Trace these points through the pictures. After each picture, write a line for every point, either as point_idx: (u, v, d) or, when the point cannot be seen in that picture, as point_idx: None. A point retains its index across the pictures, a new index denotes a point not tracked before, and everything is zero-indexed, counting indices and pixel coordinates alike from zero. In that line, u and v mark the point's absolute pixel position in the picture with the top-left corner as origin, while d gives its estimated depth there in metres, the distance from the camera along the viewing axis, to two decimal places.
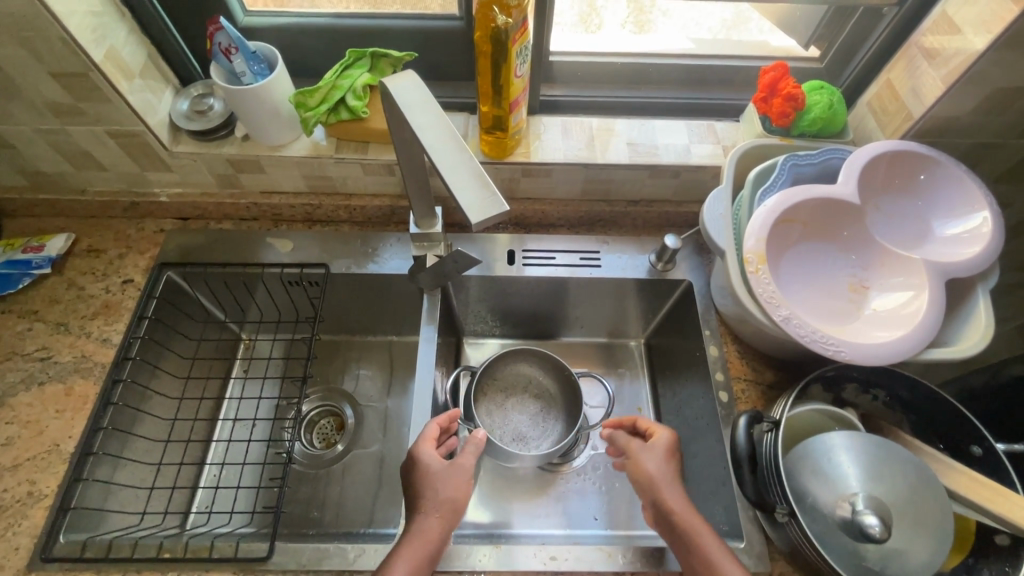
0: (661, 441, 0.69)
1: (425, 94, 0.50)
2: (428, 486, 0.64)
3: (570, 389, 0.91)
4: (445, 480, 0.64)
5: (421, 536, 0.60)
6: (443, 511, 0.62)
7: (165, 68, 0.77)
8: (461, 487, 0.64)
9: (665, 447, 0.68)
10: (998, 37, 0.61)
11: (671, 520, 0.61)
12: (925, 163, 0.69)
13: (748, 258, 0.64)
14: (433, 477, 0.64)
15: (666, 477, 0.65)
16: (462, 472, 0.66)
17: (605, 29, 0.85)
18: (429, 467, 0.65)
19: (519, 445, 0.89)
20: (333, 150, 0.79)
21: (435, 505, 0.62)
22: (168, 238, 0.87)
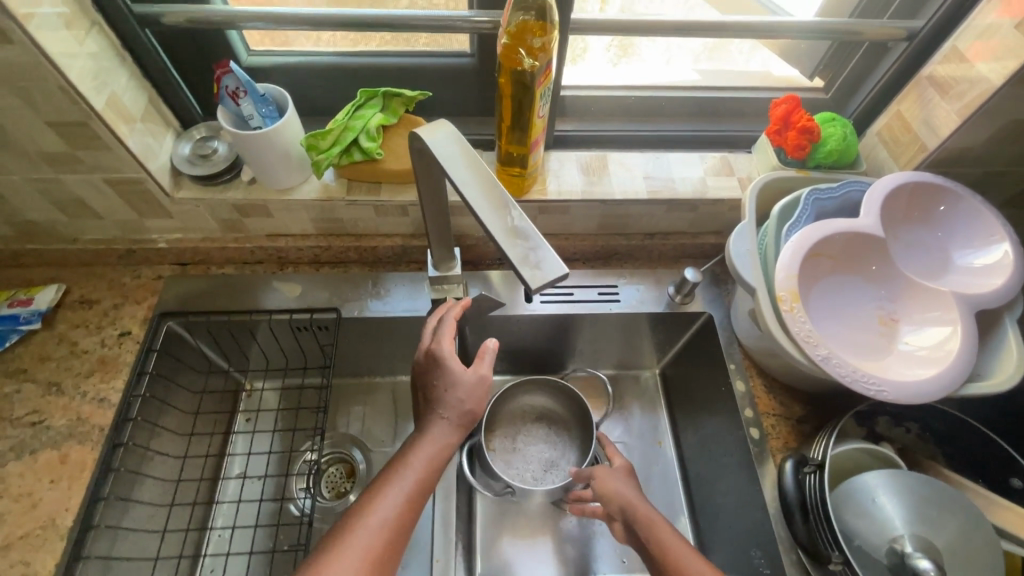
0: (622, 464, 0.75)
1: (464, 146, 0.47)
2: (444, 393, 0.61)
3: (572, 402, 0.88)
4: (467, 389, 0.61)
5: (435, 442, 0.59)
6: (458, 416, 0.61)
7: (166, 112, 0.74)
8: (480, 403, 0.62)
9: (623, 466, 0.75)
10: (1014, 73, 0.62)
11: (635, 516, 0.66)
12: (943, 195, 0.70)
13: (781, 296, 0.63)
14: (458, 384, 0.61)
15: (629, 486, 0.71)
16: (483, 385, 0.62)
17: (590, 54, 0.85)
18: (450, 369, 0.61)
19: (555, 473, 0.86)
20: (344, 192, 0.77)
21: (454, 412, 0.61)
22: (167, 286, 0.83)
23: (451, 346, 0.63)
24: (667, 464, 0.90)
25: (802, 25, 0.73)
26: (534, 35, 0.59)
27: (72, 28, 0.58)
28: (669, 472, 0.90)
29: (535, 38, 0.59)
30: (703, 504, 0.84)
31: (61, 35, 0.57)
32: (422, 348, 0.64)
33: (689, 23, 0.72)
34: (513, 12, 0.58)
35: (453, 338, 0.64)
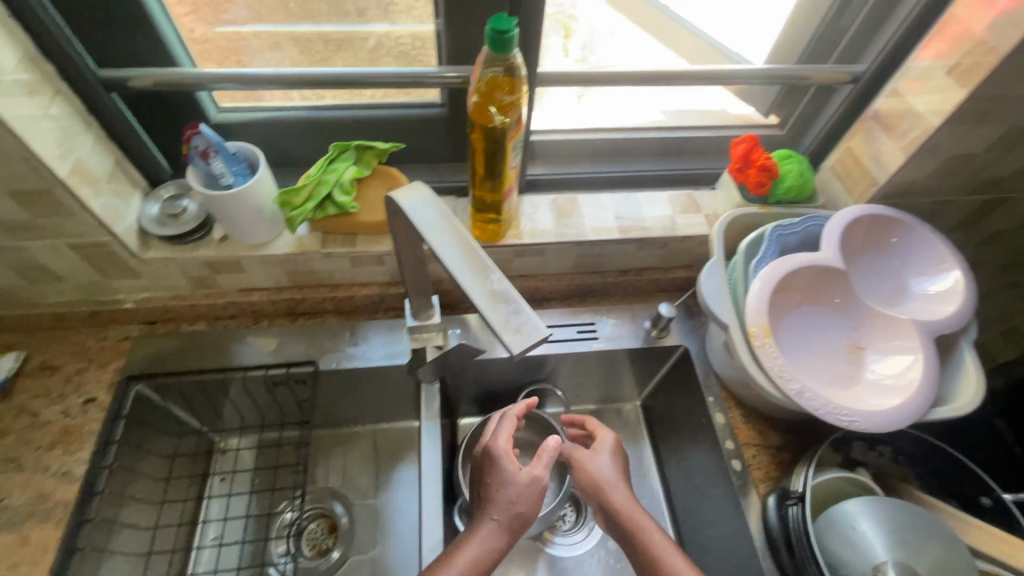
0: (605, 443, 0.75)
1: (439, 209, 0.48)
2: (497, 494, 0.61)
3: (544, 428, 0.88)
4: (520, 491, 0.60)
5: (483, 544, 0.58)
6: (509, 519, 0.60)
7: (134, 172, 0.73)
8: (532, 502, 0.61)
9: (609, 449, 0.74)
10: (950, 115, 0.67)
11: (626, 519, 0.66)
12: (896, 226, 0.74)
13: (753, 332, 0.65)
14: (510, 483, 0.61)
15: (615, 479, 0.70)
16: (537, 489, 0.61)
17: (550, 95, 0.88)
18: (505, 471, 0.62)
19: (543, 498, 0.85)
20: (319, 245, 0.76)
21: (505, 513, 0.60)
22: (135, 346, 0.80)
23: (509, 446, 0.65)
24: (653, 496, 0.90)
25: (753, 72, 0.78)
26: (503, 93, 0.60)
27: (35, 97, 0.58)
28: (654, 504, 0.89)
29: (504, 96, 0.61)
30: (692, 536, 0.84)
31: (23, 105, 0.56)
32: (483, 443, 0.66)
33: (649, 72, 0.76)
34: (482, 71, 0.59)
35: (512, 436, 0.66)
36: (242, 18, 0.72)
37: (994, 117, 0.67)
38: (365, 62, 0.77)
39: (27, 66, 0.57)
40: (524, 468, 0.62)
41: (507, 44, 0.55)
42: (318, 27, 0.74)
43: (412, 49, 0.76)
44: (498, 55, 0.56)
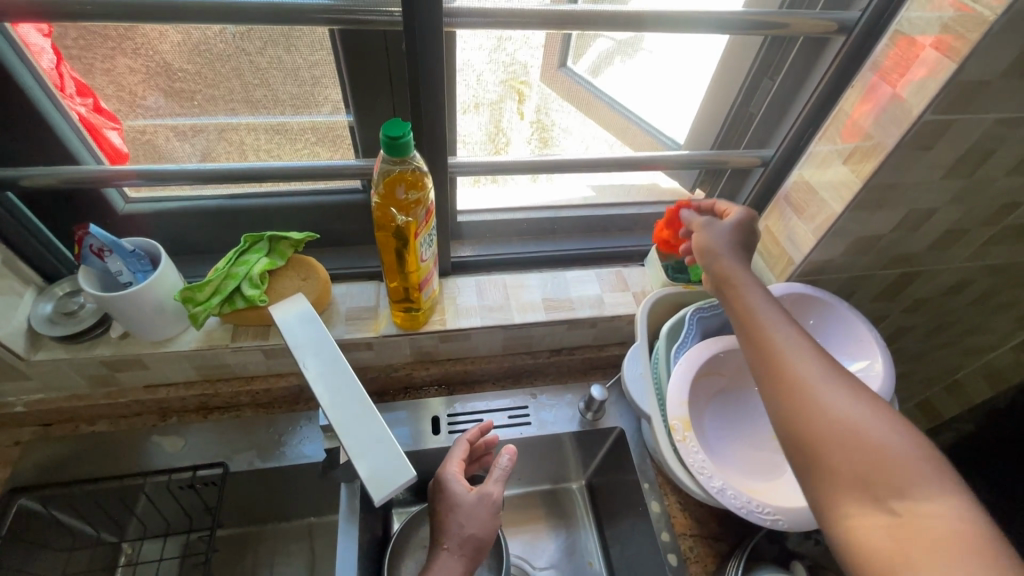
0: (736, 217, 0.63)
1: (316, 327, 0.45)
2: (452, 519, 0.64)
3: None
4: (468, 511, 0.64)
5: (443, 574, 0.60)
6: (464, 545, 0.62)
7: (27, 270, 0.69)
8: (482, 525, 0.63)
9: (737, 222, 0.63)
10: (850, 202, 0.69)
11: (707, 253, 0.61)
12: (813, 308, 0.75)
13: (673, 424, 0.63)
14: (458, 507, 0.64)
15: (738, 252, 0.60)
16: (486, 505, 0.64)
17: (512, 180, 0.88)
18: (455, 496, 0.65)
19: None
20: (229, 339, 0.73)
21: (456, 542, 0.62)
22: (23, 454, 0.74)
23: (459, 470, 0.68)
24: None
25: (669, 157, 0.80)
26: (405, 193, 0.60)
27: None
28: None
29: (403, 193, 0.60)
30: None
31: None
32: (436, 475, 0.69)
33: (569, 160, 0.77)
34: (381, 171, 0.59)
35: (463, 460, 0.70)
36: (169, 107, 0.69)
37: (891, 203, 0.70)
38: (277, 159, 0.76)
39: None
40: (471, 489, 0.66)
41: (400, 149, 0.54)
42: (286, 117, 0.72)
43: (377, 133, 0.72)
44: (391, 158, 0.55)
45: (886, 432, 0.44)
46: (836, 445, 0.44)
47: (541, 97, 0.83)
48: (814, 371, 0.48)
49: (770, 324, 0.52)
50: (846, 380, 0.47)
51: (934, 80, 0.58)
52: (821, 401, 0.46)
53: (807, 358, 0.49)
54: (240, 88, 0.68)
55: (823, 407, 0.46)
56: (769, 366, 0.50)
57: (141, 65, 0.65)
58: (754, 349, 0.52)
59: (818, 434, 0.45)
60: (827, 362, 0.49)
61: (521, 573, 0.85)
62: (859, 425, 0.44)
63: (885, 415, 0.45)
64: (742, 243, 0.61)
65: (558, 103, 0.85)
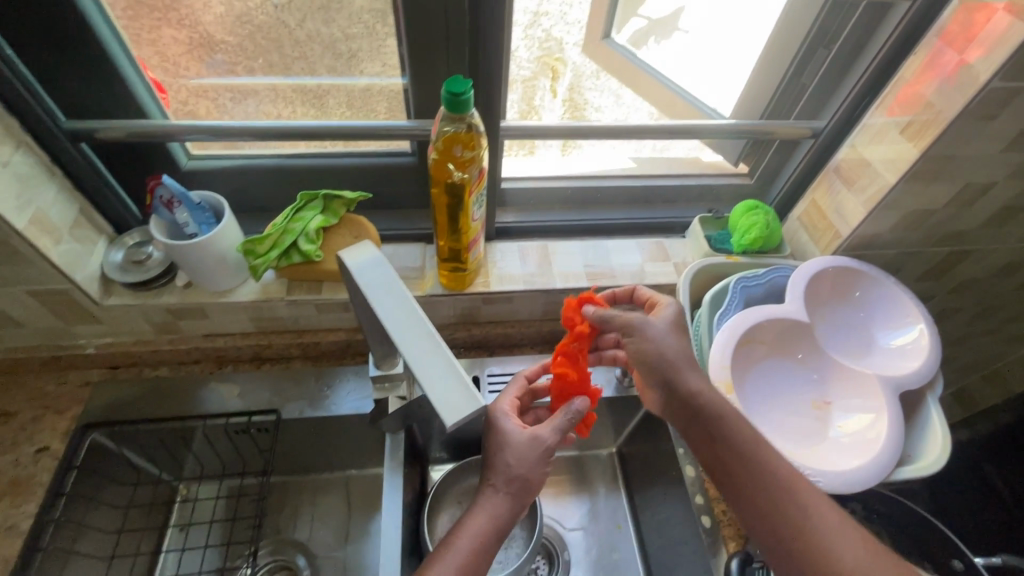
0: (667, 315, 0.63)
1: (385, 268, 0.47)
2: (502, 457, 0.60)
3: None
4: (518, 451, 0.61)
5: (488, 512, 0.58)
6: (513, 484, 0.60)
7: (100, 219, 0.73)
8: (534, 466, 0.60)
9: (670, 320, 0.63)
10: (905, 172, 0.68)
11: (678, 393, 0.61)
12: (860, 281, 0.74)
13: (716, 387, 0.65)
14: (509, 445, 0.61)
15: (683, 356, 0.61)
16: (538, 447, 0.61)
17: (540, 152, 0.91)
18: (505, 436, 0.62)
19: (514, 548, 0.85)
20: (284, 292, 0.76)
21: (504, 481, 0.60)
22: (93, 393, 0.79)
23: (509, 413, 0.66)
24: (628, 549, 0.89)
25: (717, 126, 0.79)
26: (462, 150, 0.61)
27: None
28: (628, 558, 0.88)
29: (461, 150, 0.62)
30: None
31: None
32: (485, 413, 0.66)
33: (616, 126, 0.77)
34: (440, 129, 0.61)
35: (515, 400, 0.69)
36: (226, 67, 0.72)
37: (946, 176, 0.69)
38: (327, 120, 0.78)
39: None
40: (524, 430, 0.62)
41: (462, 105, 0.56)
42: (318, 78, 0.75)
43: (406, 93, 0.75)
44: (454, 114, 0.57)
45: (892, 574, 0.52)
46: None
47: (576, 75, 0.86)
48: (831, 533, 0.54)
49: (783, 486, 0.56)
50: (845, 526, 0.55)
51: (1003, 45, 0.57)
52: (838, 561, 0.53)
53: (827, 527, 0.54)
54: (280, 52, 0.72)
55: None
56: (801, 546, 0.54)
57: (185, 38, 0.69)
58: (770, 512, 0.56)
59: None
60: (847, 525, 0.55)
61: (554, 532, 0.89)
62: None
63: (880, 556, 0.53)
64: (683, 335, 0.63)
65: (591, 82, 0.87)
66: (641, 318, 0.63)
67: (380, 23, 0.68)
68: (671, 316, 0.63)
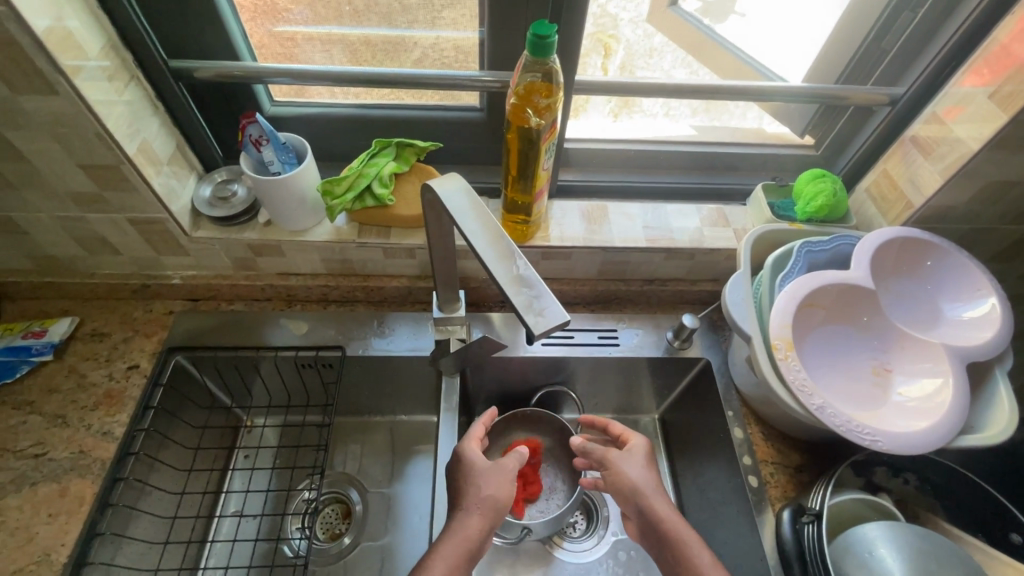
0: (639, 449, 0.71)
1: (472, 198, 0.50)
2: (473, 482, 0.67)
3: (560, 436, 0.89)
4: (488, 477, 0.67)
5: (460, 531, 0.62)
6: (485, 507, 0.65)
7: (192, 157, 0.79)
8: (501, 486, 0.67)
9: (643, 455, 0.71)
10: (990, 138, 0.66)
11: (641, 512, 0.66)
12: (930, 250, 0.72)
13: (776, 344, 0.65)
14: (478, 471, 0.68)
15: (650, 486, 0.67)
16: (498, 471, 0.68)
17: (587, 110, 0.90)
18: (474, 464, 0.69)
19: (555, 499, 0.87)
20: (355, 235, 0.80)
21: (476, 501, 0.65)
22: (177, 320, 0.85)
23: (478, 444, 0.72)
24: None
25: (789, 90, 0.78)
26: (540, 97, 0.64)
27: (113, 81, 0.64)
28: None
29: (541, 102, 0.64)
30: None
31: (102, 85, 0.62)
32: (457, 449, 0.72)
33: (686, 86, 0.77)
34: (522, 78, 0.63)
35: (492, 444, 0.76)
36: (305, 19, 0.74)
37: None
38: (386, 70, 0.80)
39: (110, 53, 0.63)
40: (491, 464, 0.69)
41: (546, 50, 0.57)
42: (360, 28, 0.76)
43: (455, 61, 0.80)
44: (538, 60, 0.59)
45: None
46: None
47: (627, 53, 0.85)
48: None
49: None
50: None
51: None
52: None
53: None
54: (338, 19, 0.74)
55: None
56: None
57: (249, 6, 0.72)
58: None
59: None
60: None
61: (594, 489, 0.92)
62: None
63: None
64: (653, 470, 0.69)
65: (643, 61, 0.86)
66: (613, 453, 0.71)
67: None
68: (645, 454, 0.71)
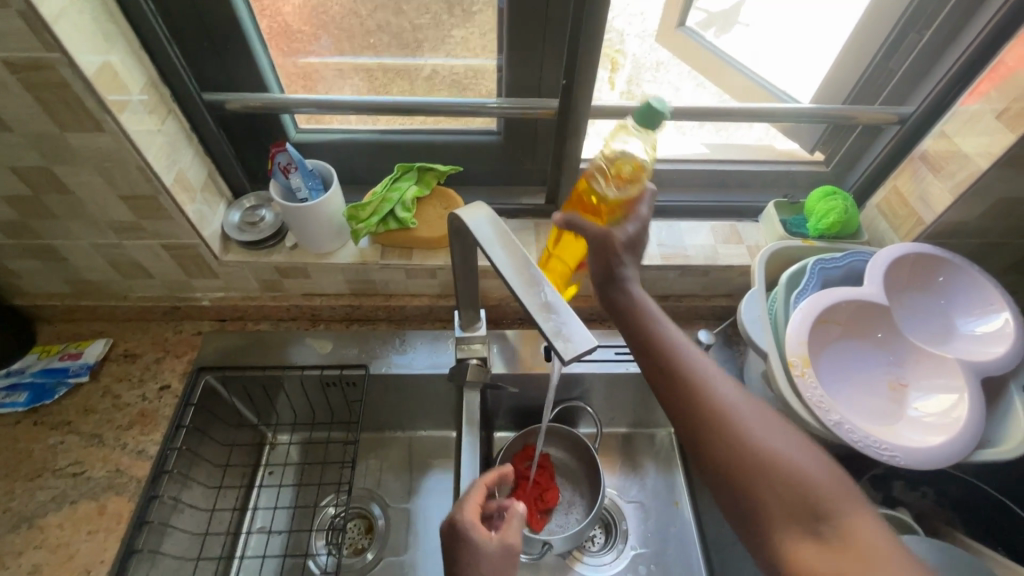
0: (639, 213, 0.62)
1: (499, 227, 0.53)
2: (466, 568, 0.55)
3: (579, 451, 0.91)
4: (492, 561, 0.56)
5: None
6: None
7: (222, 184, 0.82)
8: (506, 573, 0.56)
9: (633, 222, 0.62)
10: (998, 157, 0.68)
11: (685, 385, 0.56)
12: (943, 266, 0.73)
13: (792, 361, 0.66)
14: (478, 556, 0.56)
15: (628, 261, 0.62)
16: (506, 554, 0.57)
17: (602, 129, 0.92)
18: (474, 541, 0.56)
19: (574, 512, 0.89)
20: (378, 257, 0.83)
21: None
22: (206, 341, 0.88)
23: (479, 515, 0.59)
24: (683, 525, 0.91)
25: (799, 109, 0.80)
26: (625, 169, 0.62)
27: (153, 115, 0.67)
28: (684, 534, 0.90)
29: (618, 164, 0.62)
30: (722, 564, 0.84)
31: (144, 120, 0.65)
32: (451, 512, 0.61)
33: (699, 108, 0.79)
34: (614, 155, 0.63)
35: (478, 503, 0.60)
36: (327, 50, 0.78)
37: None
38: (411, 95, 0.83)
39: (149, 89, 0.67)
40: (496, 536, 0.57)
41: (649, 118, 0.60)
42: (379, 58, 0.79)
43: (466, 78, 0.82)
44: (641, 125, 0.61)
45: (818, 471, 0.51)
46: (778, 498, 0.50)
47: (635, 67, 0.87)
48: (792, 454, 0.51)
49: (783, 464, 0.51)
50: (781, 427, 0.53)
51: None
52: (779, 460, 0.51)
53: (858, 527, 0.47)
54: (352, 41, 0.77)
55: (796, 473, 0.50)
56: (726, 437, 0.53)
57: (265, 27, 0.74)
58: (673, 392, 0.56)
59: (778, 481, 0.50)
60: (798, 440, 0.53)
61: (612, 504, 0.93)
62: (801, 472, 0.50)
63: (804, 443, 0.53)
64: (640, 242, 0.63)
65: (650, 74, 0.88)
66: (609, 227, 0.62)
67: (446, 16, 0.75)
68: (632, 221, 0.62)
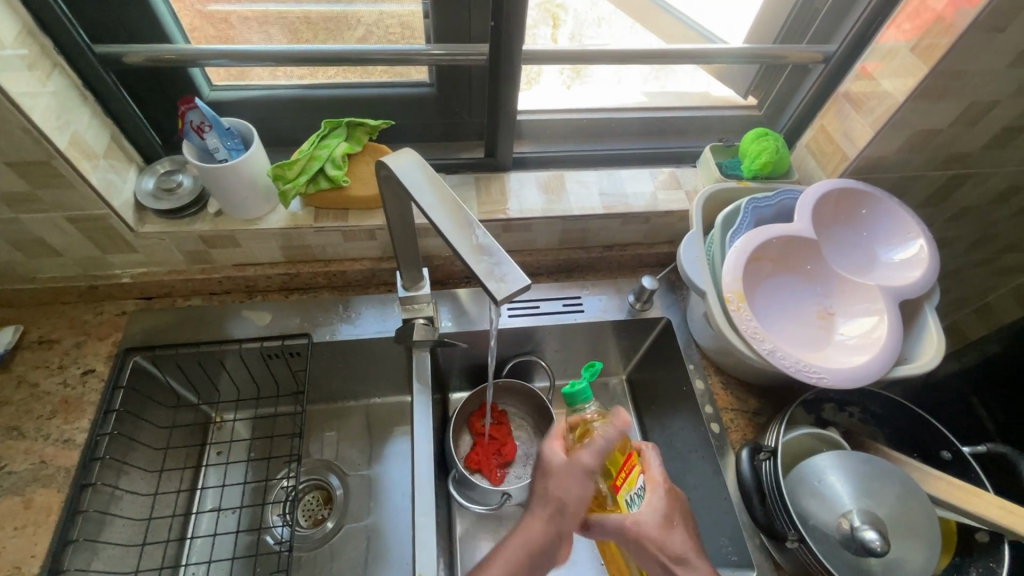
0: (654, 498, 0.65)
1: (426, 171, 0.52)
2: (546, 480, 0.66)
3: (534, 403, 0.92)
4: (559, 473, 0.66)
5: (519, 536, 0.62)
6: (551, 513, 0.63)
7: (129, 149, 0.75)
8: (576, 489, 0.64)
9: (659, 508, 0.64)
10: (914, 89, 0.70)
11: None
12: (866, 199, 0.77)
13: (728, 297, 0.69)
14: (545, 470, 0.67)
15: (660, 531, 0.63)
16: (575, 466, 0.65)
17: (543, 79, 0.91)
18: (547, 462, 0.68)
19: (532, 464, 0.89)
20: (311, 220, 0.79)
21: (541, 507, 0.65)
22: (131, 320, 0.82)
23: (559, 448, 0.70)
24: None
25: (732, 50, 0.80)
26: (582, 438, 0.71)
27: (34, 70, 0.60)
28: None
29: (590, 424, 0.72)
30: None
31: (23, 76, 0.58)
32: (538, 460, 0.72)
33: (636, 52, 0.78)
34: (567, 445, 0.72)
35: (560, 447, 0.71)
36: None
37: (954, 93, 0.71)
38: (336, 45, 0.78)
39: (26, 40, 0.59)
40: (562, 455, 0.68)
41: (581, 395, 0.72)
42: (302, 7, 0.73)
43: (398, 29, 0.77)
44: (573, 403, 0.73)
45: None
46: None
47: (576, 23, 0.85)
48: None
49: None
50: None
51: None
52: None
53: None
54: None
55: None
56: None
57: None
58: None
59: None
60: None
61: None
62: None
63: None
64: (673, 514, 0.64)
65: (592, 29, 0.86)
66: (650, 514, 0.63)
67: None
68: (658, 513, 0.64)
